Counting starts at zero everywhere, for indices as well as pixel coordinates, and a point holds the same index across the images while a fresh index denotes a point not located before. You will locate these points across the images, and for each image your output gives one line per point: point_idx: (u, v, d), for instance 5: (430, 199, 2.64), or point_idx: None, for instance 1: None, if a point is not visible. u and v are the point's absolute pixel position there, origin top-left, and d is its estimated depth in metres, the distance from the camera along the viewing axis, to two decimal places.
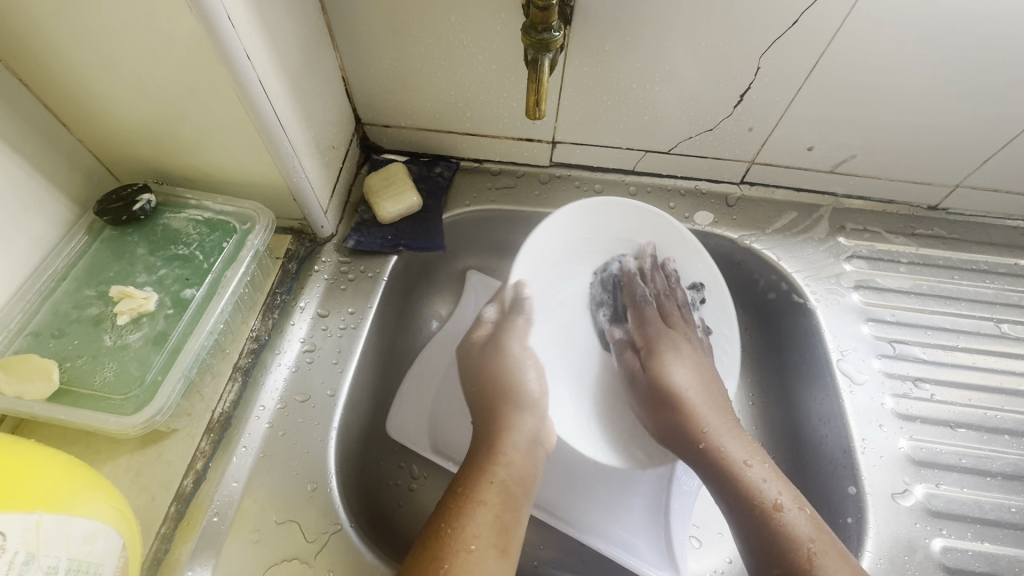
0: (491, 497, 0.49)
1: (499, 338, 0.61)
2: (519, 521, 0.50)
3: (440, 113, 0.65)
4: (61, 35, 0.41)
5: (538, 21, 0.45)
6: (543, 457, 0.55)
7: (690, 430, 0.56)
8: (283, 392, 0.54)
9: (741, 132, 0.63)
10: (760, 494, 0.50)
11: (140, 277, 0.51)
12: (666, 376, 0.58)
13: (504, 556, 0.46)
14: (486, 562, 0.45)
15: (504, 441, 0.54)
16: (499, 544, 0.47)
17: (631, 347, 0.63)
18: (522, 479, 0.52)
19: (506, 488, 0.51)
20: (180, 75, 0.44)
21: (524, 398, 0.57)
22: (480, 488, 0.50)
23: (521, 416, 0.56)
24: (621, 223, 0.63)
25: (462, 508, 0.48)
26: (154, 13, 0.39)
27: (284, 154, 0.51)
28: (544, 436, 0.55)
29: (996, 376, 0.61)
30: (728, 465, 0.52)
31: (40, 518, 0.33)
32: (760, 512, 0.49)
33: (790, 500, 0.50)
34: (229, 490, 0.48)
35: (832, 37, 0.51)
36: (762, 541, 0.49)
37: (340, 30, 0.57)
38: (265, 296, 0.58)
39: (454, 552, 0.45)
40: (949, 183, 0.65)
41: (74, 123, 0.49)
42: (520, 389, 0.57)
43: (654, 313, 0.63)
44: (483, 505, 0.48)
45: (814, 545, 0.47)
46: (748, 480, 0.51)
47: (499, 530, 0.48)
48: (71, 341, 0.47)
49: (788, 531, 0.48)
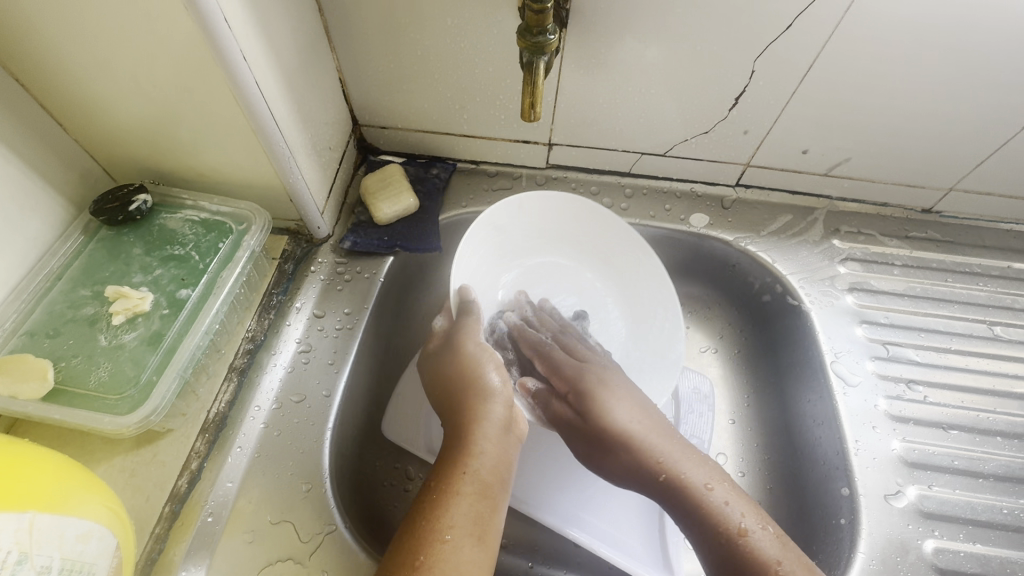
0: (465, 487, 0.47)
1: (454, 340, 0.57)
2: (498, 509, 0.48)
3: (437, 114, 0.65)
4: (57, 35, 0.41)
5: (534, 24, 0.46)
6: (516, 443, 0.53)
7: (642, 463, 0.54)
8: (278, 392, 0.54)
9: (736, 134, 0.63)
10: (725, 519, 0.49)
11: (136, 277, 0.51)
12: (606, 416, 0.55)
13: (482, 544, 0.45)
14: (463, 550, 0.44)
15: (472, 430, 0.51)
16: (477, 532, 0.45)
17: (553, 395, 0.59)
18: (497, 466, 0.50)
19: (480, 477, 0.48)
20: (176, 75, 0.44)
21: (489, 387, 0.54)
22: (454, 479, 0.48)
23: (488, 405, 0.53)
24: (547, 225, 0.65)
25: (438, 500, 0.46)
26: (149, 14, 0.39)
27: (280, 155, 0.51)
28: (514, 422, 0.53)
29: (988, 378, 0.62)
30: (689, 491, 0.51)
31: (33, 517, 0.33)
32: (724, 537, 0.49)
33: (754, 521, 0.49)
34: (224, 490, 0.48)
35: (826, 41, 0.51)
36: (729, 561, 0.48)
37: (337, 32, 0.57)
38: (262, 296, 0.58)
39: (430, 545, 0.44)
40: (943, 186, 0.66)
41: (69, 123, 0.49)
42: (484, 377, 0.54)
43: (560, 352, 0.61)
44: (458, 497, 0.47)
45: (781, 566, 0.46)
46: (711, 506, 0.50)
47: (475, 520, 0.46)
48: (66, 340, 0.47)
49: (755, 554, 0.47)
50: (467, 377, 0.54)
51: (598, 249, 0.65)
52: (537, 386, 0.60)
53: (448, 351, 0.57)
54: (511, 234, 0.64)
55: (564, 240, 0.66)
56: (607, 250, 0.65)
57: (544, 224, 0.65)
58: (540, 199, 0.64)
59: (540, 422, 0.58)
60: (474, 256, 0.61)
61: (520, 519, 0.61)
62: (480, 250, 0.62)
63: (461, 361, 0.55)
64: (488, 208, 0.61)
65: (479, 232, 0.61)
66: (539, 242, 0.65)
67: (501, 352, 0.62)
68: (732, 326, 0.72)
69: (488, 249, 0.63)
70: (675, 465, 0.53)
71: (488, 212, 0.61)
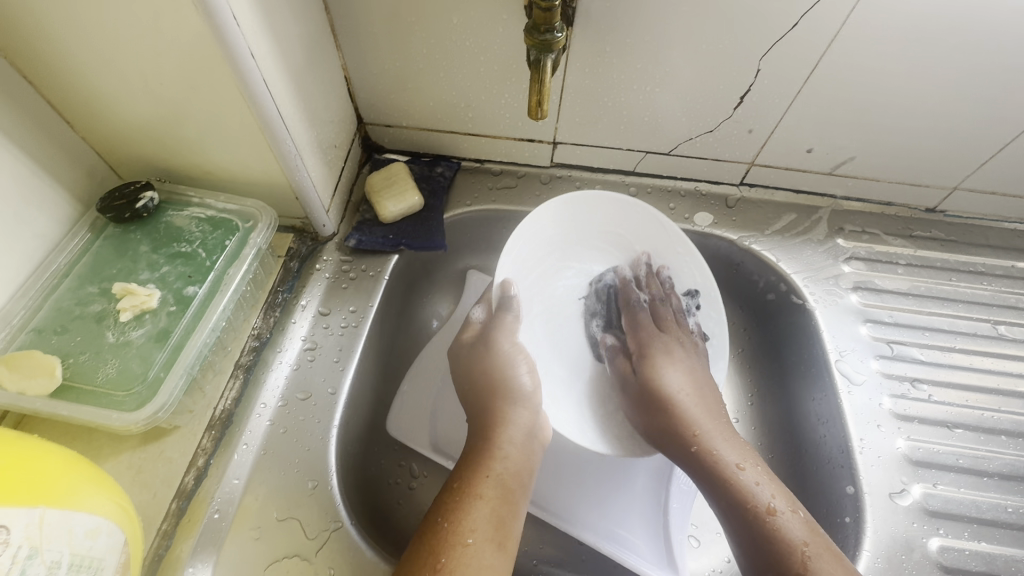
0: (487, 491, 0.48)
1: (488, 336, 0.58)
2: (518, 515, 0.48)
3: (442, 113, 0.65)
4: (66, 32, 0.41)
5: (541, 22, 0.46)
6: (539, 449, 0.54)
7: (682, 435, 0.54)
8: (284, 390, 0.54)
9: (741, 133, 0.63)
10: (754, 497, 0.49)
11: (142, 275, 0.51)
12: (659, 380, 0.57)
13: (503, 550, 0.45)
14: (484, 556, 0.44)
15: (498, 432, 0.52)
16: (497, 538, 0.45)
17: (623, 352, 0.61)
18: (519, 471, 0.51)
19: (502, 481, 0.49)
20: (184, 73, 0.44)
21: (517, 390, 0.55)
22: (475, 483, 0.48)
23: (515, 409, 0.54)
24: (606, 220, 0.64)
25: (458, 504, 0.47)
26: (159, 11, 0.39)
27: (287, 153, 0.51)
28: (539, 430, 0.53)
29: (993, 377, 0.62)
30: (720, 468, 0.52)
31: (43, 513, 0.33)
32: (753, 515, 0.49)
33: (783, 502, 0.49)
34: (230, 487, 0.48)
35: (832, 40, 0.51)
36: (757, 547, 0.48)
37: (343, 30, 0.57)
38: (267, 294, 0.58)
39: (450, 547, 0.44)
40: (947, 186, 0.66)
41: (75, 119, 0.49)
42: (514, 380, 0.55)
43: (647, 315, 0.62)
44: (479, 500, 0.47)
45: (808, 548, 0.46)
46: (740, 484, 0.50)
47: (496, 524, 0.46)
48: (73, 337, 0.47)
49: (782, 534, 0.47)
50: (497, 380, 0.55)
51: (649, 249, 0.64)
52: (614, 343, 0.62)
53: (481, 349, 0.57)
54: (569, 227, 0.63)
55: (616, 237, 0.64)
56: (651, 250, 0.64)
57: (602, 221, 0.64)
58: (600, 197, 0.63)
59: (606, 374, 0.61)
60: (528, 246, 0.60)
61: (525, 517, 0.61)
62: (532, 244, 0.61)
63: (493, 360, 0.56)
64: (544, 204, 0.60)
65: (535, 224, 0.60)
66: (594, 238, 0.64)
67: (590, 313, 0.63)
68: (737, 325, 0.72)
69: (541, 241, 0.62)
70: (711, 442, 0.53)
71: (548, 204, 0.60)
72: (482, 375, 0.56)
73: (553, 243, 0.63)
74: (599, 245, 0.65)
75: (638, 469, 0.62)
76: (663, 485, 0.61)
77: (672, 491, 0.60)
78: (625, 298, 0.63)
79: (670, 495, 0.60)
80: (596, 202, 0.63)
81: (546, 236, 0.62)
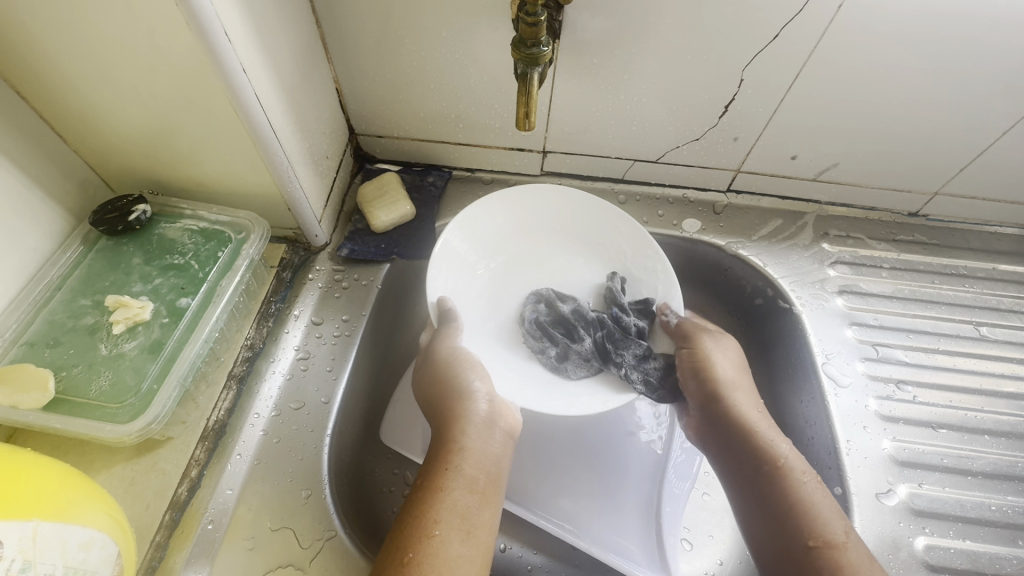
0: (452, 483, 0.47)
1: (431, 347, 0.56)
2: (489, 507, 0.48)
3: (432, 124, 0.66)
4: (60, 47, 0.42)
5: (528, 36, 0.47)
6: (503, 439, 0.52)
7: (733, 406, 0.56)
8: (277, 399, 0.54)
9: (726, 141, 0.64)
10: (801, 474, 0.51)
11: (135, 287, 0.51)
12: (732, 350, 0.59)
13: (472, 539, 0.45)
14: (452, 546, 0.44)
15: (455, 426, 0.51)
16: (464, 527, 0.45)
17: (636, 340, 0.57)
18: (482, 461, 0.49)
19: (465, 473, 0.48)
20: (176, 85, 0.44)
21: (472, 386, 0.53)
22: (438, 475, 0.48)
23: (469, 403, 0.52)
24: (527, 223, 0.65)
25: (423, 498, 0.46)
26: (153, 25, 0.40)
27: (278, 164, 0.52)
28: (499, 417, 0.53)
29: (975, 377, 0.63)
30: (763, 444, 0.53)
31: (36, 526, 0.33)
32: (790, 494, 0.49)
33: (817, 484, 0.50)
34: (223, 497, 0.48)
35: (812, 49, 0.53)
36: (803, 514, 0.48)
37: (335, 44, 0.58)
38: (260, 304, 0.58)
39: (416, 541, 0.43)
40: (929, 191, 0.68)
41: (66, 133, 0.50)
42: (462, 377, 0.53)
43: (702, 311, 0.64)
44: (443, 492, 0.46)
45: (849, 529, 0.47)
46: (788, 458, 0.51)
47: (462, 514, 0.46)
48: (66, 350, 0.47)
49: (827, 509, 0.48)
50: (445, 380, 0.54)
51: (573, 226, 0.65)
52: (594, 342, 0.56)
53: (427, 359, 0.56)
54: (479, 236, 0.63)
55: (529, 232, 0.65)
56: (589, 231, 0.65)
57: (513, 223, 0.65)
58: (496, 204, 0.64)
59: (568, 376, 0.55)
60: (449, 265, 0.60)
61: (520, 521, 0.61)
62: (450, 264, 0.60)
63: (438, 366, 0.54)
64: (456, 219, 0.62)
65: (444, 249, 0.60)
66: (521, 241, 0.65)
67: (566, 300, 0.60)
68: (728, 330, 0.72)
69: (467, 255, 0.62)
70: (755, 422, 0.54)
71: (450, 227, 0.61)
72: (433, 374, 0.55)
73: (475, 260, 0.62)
74: (522, 247, 0.65)
75: (630, 471, 0.63)
76: (654, 489, 0.62)
77: (664, 495, 0.61)
78: (583, 310, 0.59)
79: (662, 498, 0.61)
80: (512, 206, 0.64)
81: (457, 258, 0.61)
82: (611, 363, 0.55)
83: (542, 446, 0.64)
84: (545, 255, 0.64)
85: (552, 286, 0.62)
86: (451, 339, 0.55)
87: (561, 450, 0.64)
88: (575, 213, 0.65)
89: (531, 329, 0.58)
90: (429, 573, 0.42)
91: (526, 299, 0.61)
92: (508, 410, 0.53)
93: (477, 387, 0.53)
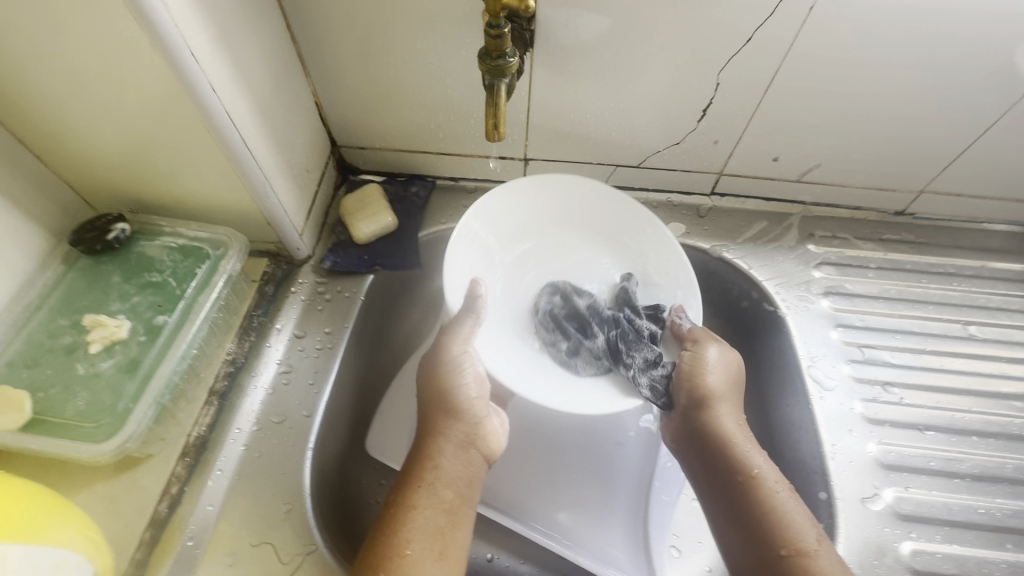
0: (423, 501, 0.47)
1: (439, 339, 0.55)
2: (461, 526, 0.47)
3: (413, 134, 0.67)
4: (30, 70, 0.42)
5: (493, 48, 0.47)
6: (480, 459, 0.52)
7: (710, 422, 0.54)
8: (259, 413, 0.55)
9: (707, 144, 0.64)
10: (772, 491, 0.50)
11: (113, 305, 0.51)
12: (711, 364, 0.55)
13: (444, 559, 0.44)
14: (423, 565, 0.43)
15: (431, 444, 0.51)
16: (437, 546, 0.45)
17: (649, 345, 0.56)
18: (457, 481, 0.49)
19: (439, 492, 0.48)
20: (148, 106, 0.45)
21: (454, 404, 0.52)
22: (411, 494, 0.47)
23: (448, 421, 0.52)
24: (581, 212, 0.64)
25: (395, 515, 0.46)
26: (120, 48, 0.40)
27: (255, 181, 0.52)
28: (478, 438, 0.52)
29: (964, 378, 0.62)
30: (735, 460, 0.52)
31: (7, 548, 0.33)
32: (753, 500, 0.50)
33: (789, 494, 0.50)
34: (204, 513, 0.49)
35: (787, 51, 0.53)
36: (772, 534, 0.47)
37: (312, 59, 0.59)
38: (242, 318, 0.58)
39: (387, 559, 0.43)
40: (914, 189, 0.67)
41: (45, 155, 0.50)
42: (445, 394, 0.52)
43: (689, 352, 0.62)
44: (415, 510, 0.46)
45: (819, 546, 0.46)
46: (761, 475, 0.51)
47: (435, 533, 0.45)
48: (44, 370, 0.47)
49: (797, 529, 0.47)
50: (428, 399, 0.53)
51: (591, 219, 0.64)
52: (606, 339, 0.56)
53: (432, 357, 0.54)
54: (496, 223, 0.62)
55: (557, 219, 0.64)
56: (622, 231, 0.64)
57: (536, 211, 0.64)
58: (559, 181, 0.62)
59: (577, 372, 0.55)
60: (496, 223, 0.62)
61: (506, 530, 0.61)
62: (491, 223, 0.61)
63: (430, 377, 0.53)
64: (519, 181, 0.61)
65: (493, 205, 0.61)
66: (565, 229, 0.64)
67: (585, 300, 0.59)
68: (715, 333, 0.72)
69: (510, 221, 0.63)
70: (727, 431, 0.54)
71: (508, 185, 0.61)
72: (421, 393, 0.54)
73: (483, 250, 0.61)
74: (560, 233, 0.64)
75: (614, 478, 0.63)
76: (642, 496, 0.61)
77: (651, 501, 0.61)
78: (598, 307, 0.58)
79: (649, 504, 0.61)
80: (571, 187, 0.63)
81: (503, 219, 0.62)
82: (622, 363, 0.55)
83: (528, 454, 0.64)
84: (574, 246, 0.64)
85: (568, 281, 0.62)
86: (460, 344, 0.54)
87: (546, 456, 0.65)
88: (622, 216, 0.63)
89: (544, 316, 0.58)
90: None
91: (540, 289, 0.61)
92: (492, 435, 0.53)
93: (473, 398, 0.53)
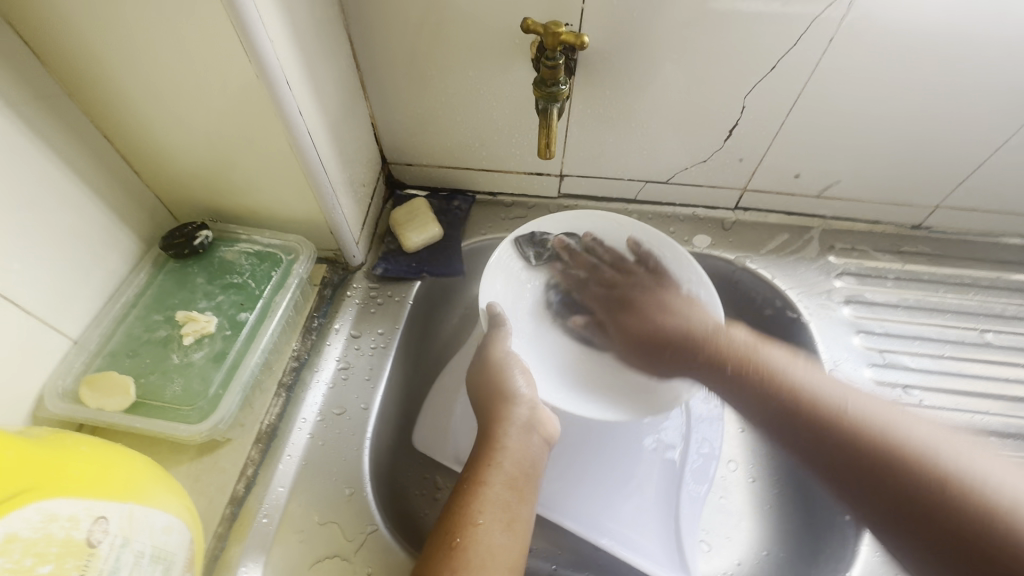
0: (493, 477, 0.51)
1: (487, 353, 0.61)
2: (525, 502, 0.51)
3: (458, 152, 0.72)
4: (145, 97, 0.49)
5: (548, 77, 0.53)
6: (540, 443, 0.56)
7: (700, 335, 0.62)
8: (321, 406, 0.59)
9: (733, 162, 0.69)
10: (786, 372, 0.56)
11: (201, 303, 0.57)
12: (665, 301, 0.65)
13: (511, 530, 0.48)
14: (493, 534, 0.47)
15: (496, 427, 0.55)
16: (506, 518, 0.48)
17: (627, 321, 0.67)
18: (521, 460, 0.53)
19: (506, 469, 0.52)
20: (242, 129, 0.51)
21: (512, 393, 0.57)
22: (481, 470, 0.51)
23: (512, 407, 0.56)
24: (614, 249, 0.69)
25: (468, 490, 0.50)
26: (228, 80, 0.46)
27: (325, 193, 0.58)
28: (538, 423, 0.56)
29: (982, 382, 0.65)
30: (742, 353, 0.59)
31: (132, 508, 0.38)
32: (813, 405, 0.52)
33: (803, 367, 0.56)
34: (276, 494, 0.53)
35: (809, 77, 0.58)
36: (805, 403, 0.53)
37: (373, 85, 0.65)
38: (305, 318, 0.64)
39: (462, 527, 0.47)
40: (930, 204, 0.71)
41: (143, 170, 0.57)
42: (509, 384, 0.58)
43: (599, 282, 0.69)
44: (485, 485, 0.50)
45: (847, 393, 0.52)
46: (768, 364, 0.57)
47: (503, 506, 0.49)
48: (144, 360, 0.53)
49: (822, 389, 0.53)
50: (491, 387, 0.58)
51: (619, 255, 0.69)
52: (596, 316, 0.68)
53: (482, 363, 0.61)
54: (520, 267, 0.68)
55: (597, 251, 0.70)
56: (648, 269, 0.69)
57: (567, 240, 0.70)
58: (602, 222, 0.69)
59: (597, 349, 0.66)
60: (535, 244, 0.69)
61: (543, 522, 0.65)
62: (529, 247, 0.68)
63: (492, 371, 0.59)
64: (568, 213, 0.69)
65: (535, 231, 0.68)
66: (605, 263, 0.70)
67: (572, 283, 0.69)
68: None
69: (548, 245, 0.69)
70: (721, 333, 0.61)
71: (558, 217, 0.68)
72: (477, 387, 0.59)
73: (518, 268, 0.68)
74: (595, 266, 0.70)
75: (647, 476, 0.66)
76: (672, 492, 0.65)
77: (682, 498, 0.65)
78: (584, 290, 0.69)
79: (681, 500, 0.65)
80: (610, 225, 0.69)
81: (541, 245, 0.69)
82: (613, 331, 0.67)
83: (564, 452, 0.67)
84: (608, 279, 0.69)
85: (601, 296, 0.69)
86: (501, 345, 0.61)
87: (582, 454, 0.67)
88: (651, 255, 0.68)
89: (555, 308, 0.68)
90: (474, 558, 0.45)
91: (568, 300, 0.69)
92: (548, 420, 0.58)
93: (524, 393, 0.58)
